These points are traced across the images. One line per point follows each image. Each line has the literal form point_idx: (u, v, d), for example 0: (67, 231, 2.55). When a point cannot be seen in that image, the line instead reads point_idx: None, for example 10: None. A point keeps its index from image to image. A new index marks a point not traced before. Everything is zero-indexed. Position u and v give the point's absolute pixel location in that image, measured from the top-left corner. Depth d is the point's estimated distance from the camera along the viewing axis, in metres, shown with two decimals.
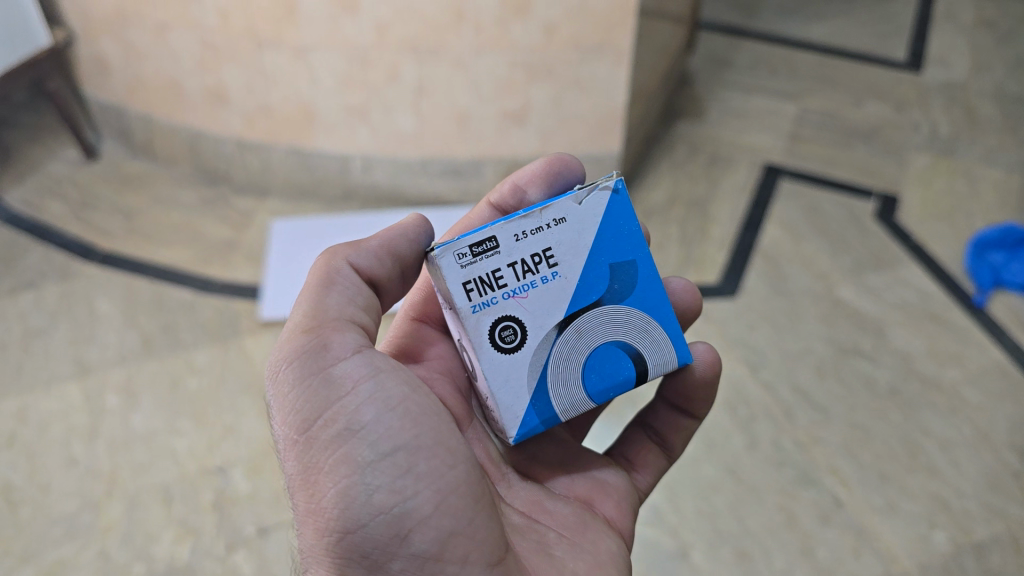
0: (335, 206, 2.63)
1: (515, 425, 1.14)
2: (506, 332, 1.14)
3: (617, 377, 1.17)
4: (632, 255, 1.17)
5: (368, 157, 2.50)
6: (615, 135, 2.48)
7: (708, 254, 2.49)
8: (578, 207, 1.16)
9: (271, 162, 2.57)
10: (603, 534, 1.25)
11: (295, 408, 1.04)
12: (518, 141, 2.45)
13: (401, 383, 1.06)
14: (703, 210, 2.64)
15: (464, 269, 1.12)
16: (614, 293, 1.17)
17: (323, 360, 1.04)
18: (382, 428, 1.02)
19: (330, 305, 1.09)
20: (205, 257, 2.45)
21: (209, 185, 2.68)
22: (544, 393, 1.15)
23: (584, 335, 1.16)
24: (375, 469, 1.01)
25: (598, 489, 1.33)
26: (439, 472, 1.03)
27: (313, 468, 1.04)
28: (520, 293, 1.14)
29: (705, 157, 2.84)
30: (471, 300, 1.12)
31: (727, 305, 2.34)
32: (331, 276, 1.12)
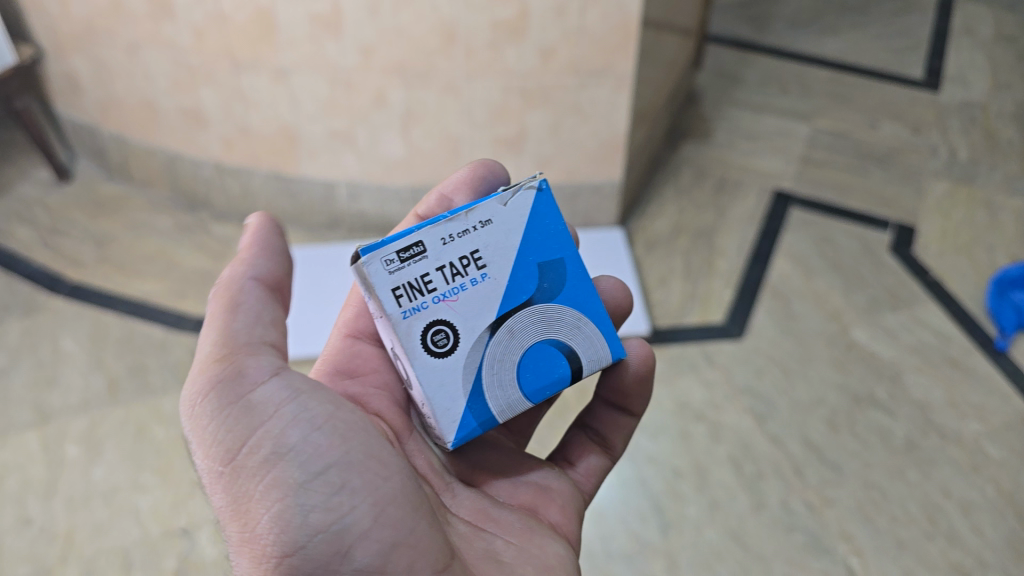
0: (319, 234, 2.48)
1: (452, 428, 1.14)
2: (439, 337, 1.14)
3: (552, 375, 1.18)
4: (559, 253, 1.19)
5: (353, 184, 2.35)
6: (616, 163, 2.33)
7: (713, 291, 2.34)
8: (503, 208, 1.18)
9: (251, 186, 2.43)
10: (548, 537, 1.23)
11: (218, 439, 1.04)
12: (512, 170, 2.31)
13: (324, 400, 1.07)
14: (708, 241, 2.49)
15: (393, 275, 1.13)
16: (544, 292, 1.18)
17: (241, 387, 1.05)
18: (309, 447, 1.03)
19: (241, 328, 1.10)
20: (179, 291, 2.32)
21: (187, 210, 2.54)
22: (480, 396, 1.15)
23: (516, 334, 1.17)
24: (307, 487, 1.01)
25: (542, 494, 1.32)
26: (374, 485, 1.03)
27: (245, 498, 1.03)
28: (451, 297, 1.15)
29: (711, 182, 2.70)
30: (401, 305, 1.12)
31: (733, 348, 2.19)
32: (241, 298, 1.12)
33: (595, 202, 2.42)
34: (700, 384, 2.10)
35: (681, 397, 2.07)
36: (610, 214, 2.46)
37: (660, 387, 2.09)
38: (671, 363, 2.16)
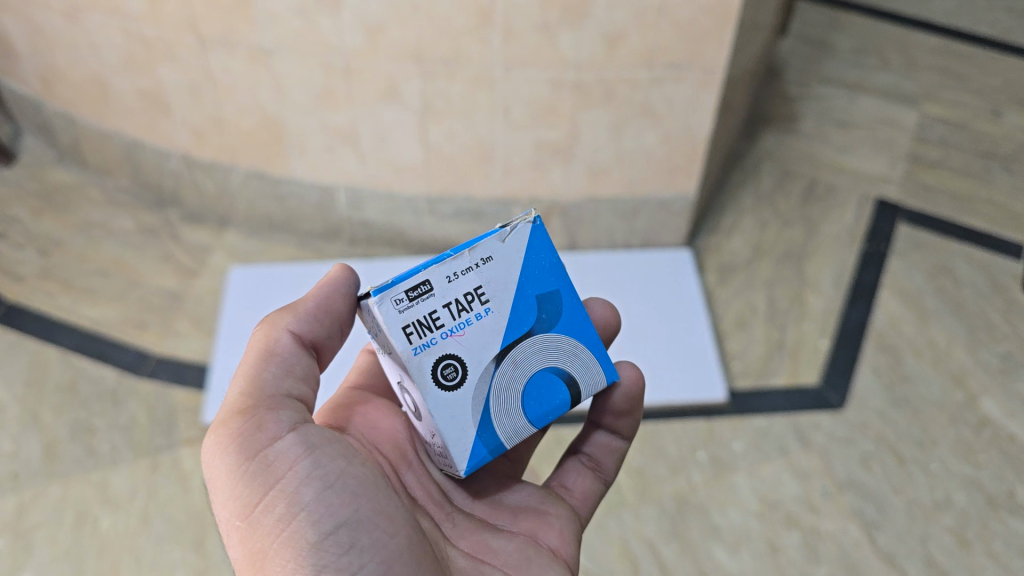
0: (314, 244, 2.01)
1: (465, 456, 0.95)
2: (447, 373, 0.95)
3: (554, 402, 0.99)
4: (555, 285, 0.99)
5: (355, 189, 1.87)
6: (691, 176, 1.82)
7: (804, 339, 1.87)
8: (501, 245, 0.97)
9: (230, 185, 1.94)
10: (546, 560, 1.01)
11: (232, 491, 0.85)
12: (557, 180, 1.82)
13: (335, 456, 0.89)
14: (796, 267, 2.00)
15: (400, 314, 0.93)
16: (543, 324, 0.99)
17: (261, 442, 0.86)
18: (321, 506, 0.85)
19: (269, 380, 0.91)
20: (138, 318, 1.86)
21: (154, 207, 2.06)
22: (488, 426, 0.97)
23: (519, 365, 0.98)
24: (320, 550, 0.82)
25: (540, 521, 1.07)
26: (380, 543, 0.86)
27: (254, 556, 0.83)
28: (458, 330, 0.95)
29: (798, 186, 2.19)
30: (412, 342, 0.93)
31: (832, 423, 1.73)
32: (274, 348, 0.94)
33: (659, 219, 1.93)
34: (791, 474, 1.65)
35: (767, 493, 1.63)
36: (676, 233, 1.98)
37: (739, 475, 1.65)
38: (754, 440, 1.71)
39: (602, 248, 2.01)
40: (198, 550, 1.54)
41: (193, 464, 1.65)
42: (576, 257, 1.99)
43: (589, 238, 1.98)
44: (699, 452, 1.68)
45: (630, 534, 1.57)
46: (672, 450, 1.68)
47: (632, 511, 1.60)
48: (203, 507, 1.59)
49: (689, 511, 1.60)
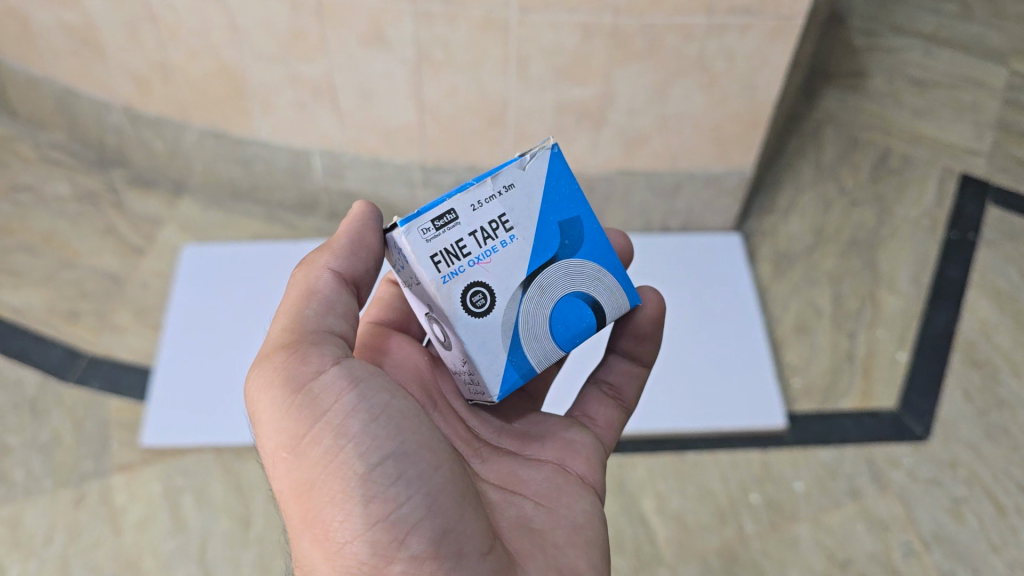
0: (287, 217, 1.66)
1: (497, 381, 0.75)
2: (474, 302, 0.74)
3: (581, 325, 0.78)
4: (575, 209, 0.77)
5: (334, 155, 1.52)
6: (749, 147, 1.47)
7: (878, 350, 1.54)
8: (522, 175, 0.76)
9: (182, 145, 1.59)
10: (576, 490, 0.78)
11: (275, 424, 0.67)
12: (584, 150, 1.47)
13: (382, 385, 0.69)
14: (867, 256, 1.65)
15: (419, 245, 0.73)
16: (567, 250, 0.77)
17: (299, 371, 0.67)
18: (365, 438, 0.65)
19: (310, 317, 0.71)
20: (69, 307, 1.53)
21: (95, 169, 1.71)
22: (518, 351, 0.76)
23: (546, 293, 0.77)
24: (367, 484, 0.64)
25: (568, 448, 0.83)
26: (424, 476, 0.66)
27: (298, 494, 0.65)
28: (484, 257, 0.74)
29: (868, 155, 1.82)
30: (439, 270, 0.72)
31: (914, 460, 1.41)
32: (314, 286, 0.73)
33: (705, 197, 1.58)
34: (865, 525, 1.34)
35: (835, 549, 1.32)
36: (724, 213, 1.64)
37: (801, 525, 1.34)
38: (818, 478, 1.39)
39: (633, 230, 1.66)
40: None
41: (127, 497, 1.33)
42: None
43: (618, 218, 1.63)
44: (750, 493, 1.37)
45: None
46: (718, 489, 1.37)
47: (668, 569, 1.29)
48: (137, 554, 1.28)
49: (739, 570, 1.29)
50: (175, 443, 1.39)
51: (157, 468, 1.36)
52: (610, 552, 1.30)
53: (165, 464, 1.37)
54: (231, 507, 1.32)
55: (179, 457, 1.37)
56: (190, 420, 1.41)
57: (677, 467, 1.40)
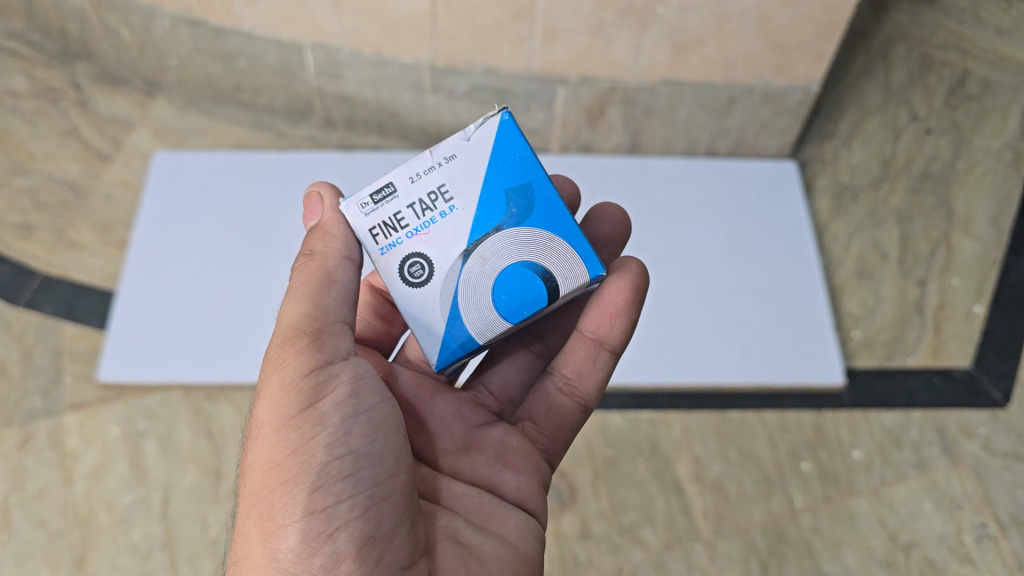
0: (277, 124, 1.45)
1: (435, 350, 0.74)
2: (412, 273, 0.74)
3: (527, 294, 0.73)
4: (527, 175, 0.74)
5: (329, 51, 1.29)
6: (817, 57, 1.24)
7: (952, 300, 1.32)
8: (468, 144, 0.74)
9: (153, 35, 1.37)
10: (506, 506, 0.72)
11: (272, 391, 0.65)
12: (623, 54, 1.24)
13: (379, 388, 0.67)
14: (941, 192, 1.42)
15: (353, 218, 0.73)
16: (514, 219, 0.73)
17: (312, 352, 0.65)
18: (340, 432, 0.63)
19: (331, 307, 0.68)
20: (22, 220, 1.32)
21: (56, 61, 1.49)
22: (457, 322, 0.74)
23: (489, 262, 0.73)
24: (320, 474, 0.62)
25: (501, 457, 0.76)
26: (380, 481, 0.63)
27: (261, 468, 0.63)
28: (423, 229, 0.73)
29: (942, 79, 1.53)
30: (377, 241, 0.73)
31: (991, 429, 1.21)
32: (331, 272, 0.70)
33: (760, 117, 1.37)
34: (934, 503, 1.16)
35: (898, 530, 1.14)
36: (779, 137, 1.42)
37: (860, 500, 1.15)
38: (882, 444, 1.20)
39: (675, 152, 1.46)
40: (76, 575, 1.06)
41: (80, 441, 1.14)
42: (639, 163, 1.44)
43: (656, 138, 1.42)
44: (801, 460, 1.19)
45: None
46: (764, 455, 1.19)
47: (705, 546, 1.11)
48: (89, 507, 1.10)
49: (786, 550, 1.12)
50: (136, 375, 1.19)
51: (116, 408, 1.17)
52: (638, 524, 1.13)
53: (127, 403, 1.18)
54: (201, 457, 1.14)
55: (144, 395, 1.18)
56: (146, 348, 1.21)
57: (719, 428, 1.21)
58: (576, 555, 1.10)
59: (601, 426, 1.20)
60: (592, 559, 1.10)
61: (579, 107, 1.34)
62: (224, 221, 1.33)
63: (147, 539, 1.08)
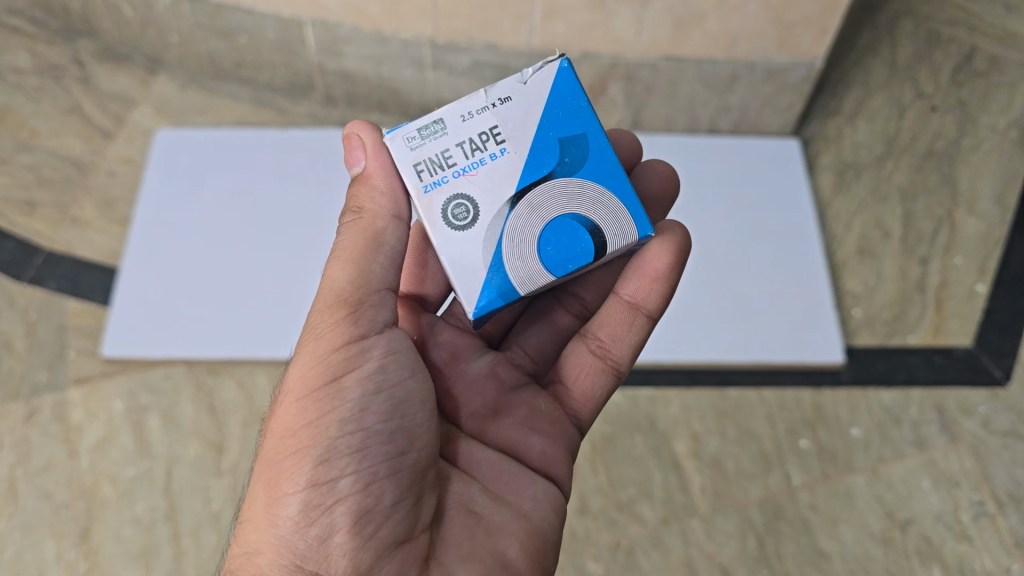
0: (279, 101, 1.46)
1: (475, 296, 0.71)
2: (457, 216, 0.71)
3: (573, 248, 0.71)
4: (582, 125, 0.72)
5: (329, 27, 1.29)
6: (821, 32, 1.23)
7: (954, 279, 1.32)
8: (524, 87, 0.73)
9: (154, 11, 1.37)
10: (527, 473, 0.71)
11: (303, 359, 0.65)
12: (624, 30, 1.23)
13: (410, 364, 0.67)
14: (945, 169, 1.41)
15: (402, 151, 0.71)
16: (566, 168, 0.71)
17: (348, 324, 0.65)
18: (357, 408, 0.63)
19: (376, 274, 0.67)
20: (25, 197, 1.33)
21: (58, 38, 1.49)
22: (500, 271, 0.71)
23: (537, 212, 0.71)
24: (329, 447, 0.62)
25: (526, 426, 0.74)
26: (387, 458, 0.63)
27: (279, 433, 0.64)
28: (471, 169, 0.71)
29: (949, 56, 1.52)
30: (422, 177, 0.70)
31: (990, 408, 1.21)
32: (380, 234, 0.68)
33: (763, 94, 1.36)
34: (932, 481, 1.16)
35: (895, 507, 1.14)
36: (783, 113, 1.41)
37: (857, 477, 1.16)
38: (880, 422, 1.20)
39: (676, 130, 1.45)
40: (81, 546, 1.07)
41: (84, 415, 1.15)
42: (642, 139, 1.44)
43: (659, 115, 1.42)
44: (799, 437, 1.19)
45: (697, 555, 1.10)
46: (763, 433, 1.19)
47: (702, 522, 1.12)
48: (92, 479, 1.11)
49: (782, 526, 1.12)
50: (143, 350, 1.20)
51: (120, 382, 1.18)
52: (636, 499, 1.14)
53: (130, 378, 1.19)
54: (203, 431, 1.15)
55: (147, 369, 1.20)
56: (154, 324, 1.22)
57: (717, 405, 1.21)
58: (573, 530, 1.11)
59: None
60: (590, 534, 1.11)
61: (581, 84, 1.34)
62: (250, 198, 1.33)
63: (150, 512, 1.10)
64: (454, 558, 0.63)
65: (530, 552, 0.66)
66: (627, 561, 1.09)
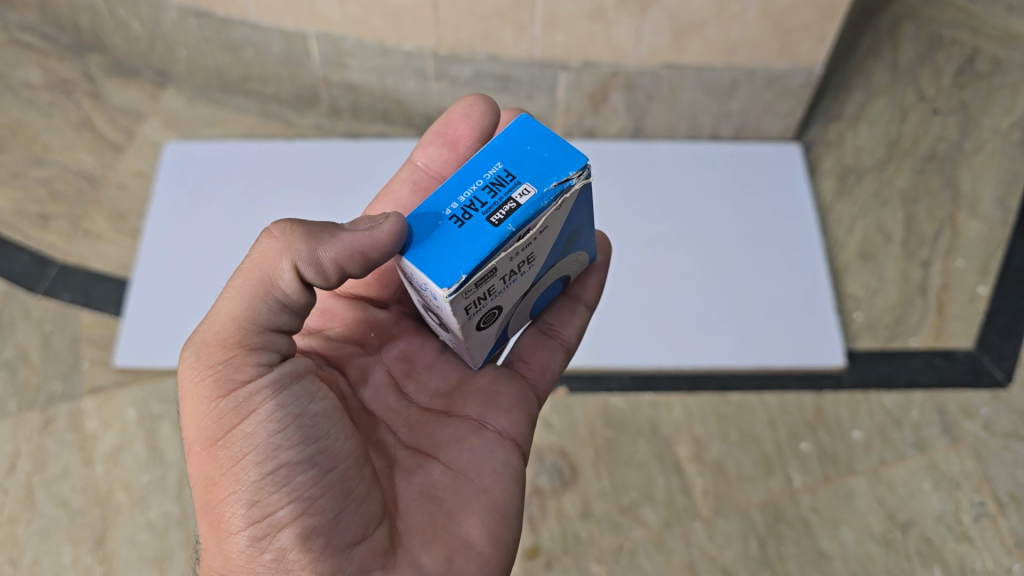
0: (285, 114, 1.48)
1: (480, 362, 0.75)
2: (483, 323, 0.68)
3: (545, 295, 0.78)
4: (581, 219, 0.70)
5: (334, 40, 1.31)
6: (819, 40, 1.24)
7: (956, 282, 1.33)
8: (558, 209, 0.63)
9: (163, 27, 1.40)
10: (489, 446, 0.70)
11: (198, 412, 0.62)
12: (624, 39, 1.25)
13: (306, 391, 0.63)
14: (947, 172, 1.41)
15: (456, 305, 0.60)
16: (563, 254, 0.72)
17: (229, 372, 0.62)
18: (268, 448, 0.61)
19: (262, 313, 0.64)
20: (39, 210, 1.36)
21: (69, 54, 1.53)
22: (500, 338, 0.75)
23: (536, 289, 0.73)
24: (253, 488, 0.60)
25: (488, 401, 0.73)
26: (315, 483, 0.61)
27: (202, 485, 0.62)
28: (503, 289, 0.66)
29: (951, 58, 1.53)
30: (468, 314, 0.63)
31: (992, 409, 1.22)
32: (275, 278, 0.64)
33: (764, 100, 1.38)
34: (933, 482, 1.17)
35: (897, 509, 1.15)
36: (784, 119, 1.43)
37: (859, 480, 1.17)
38: (881, 423, 1.22)
39: (678, 136, 1.47)
40: (97, 551, 1.10)
41: (99, 424, 1.18)
42: (642, 147, 1.46)
43: (659, 122, 1.43)
44: (801, 440, 1.20)
45: (699, 557, 1.11)
46: (763, 436, 1.20)
47: (704, 524, 1.14)
48: (108, 487, 1.14)
49: (785, 529, 1.13)
50: (153, 360, 1.22)
51: (133, 392, 1.21)
52: (638, 503, 1.15)
53: (143, 387, 1.21)
54: None
55: (158, 378, 1.22)
56: (159, 336, 1.24)
57: (719, 409, 1.23)
58: (577, 533, 1.13)
59: (602, 407, 1.23)
60: (593, 537, 1.13)
61: (582, 92, 1.36)
62: (245, 207, 1.36)
63: (163, 518, 1.12)
64: (421, 555, 0.62)
65: (493, 528, 0.65)
66: (630, 563, 1.11)
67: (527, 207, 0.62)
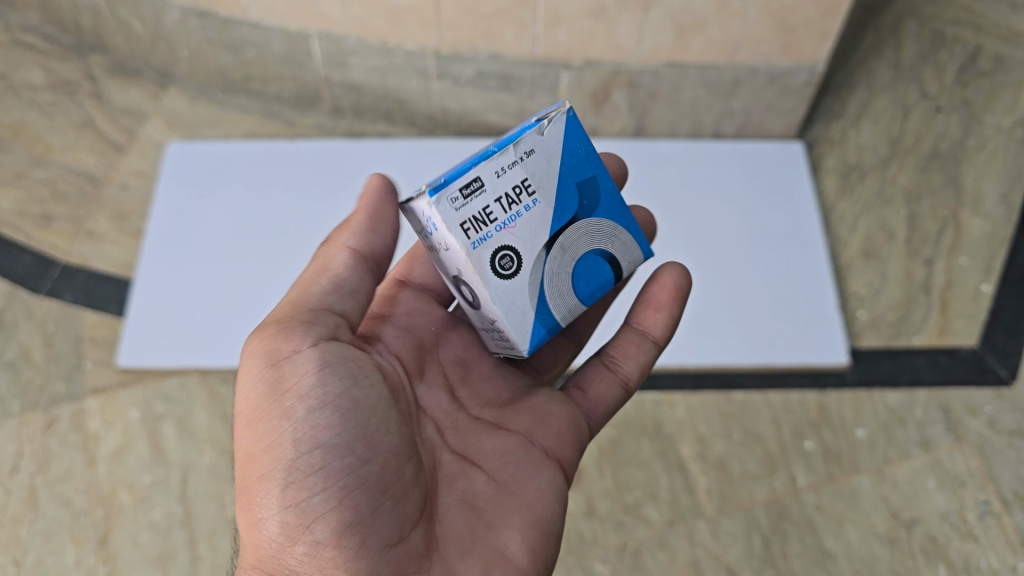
0: (287, 114, 1.48)
1: (526, 337, 0.71)
2: (503, 266, 0.69)
3: (599, 279, 0.74)
4: (592, 167, 0.72)
5: (336, 40, 1.31)
6: (821, 38, 1.24)
7: (959, 280, 1.32)
8: (543, 136, 0.69)
9: (164, 27, 1.40)
10: (535, 462, 0.69)
11: (249, 385, 0.64)
12: (626, 37, 1.25)
13: (352, 374, 0.64)
14: (950, 170, 1.41)
15: (448, 210, 0.66)
16: (586, 210, 0.72)
17: (280, 346, 0.64)
18: (307, 427, 0.61)
19: (318, 295, 0.69)
20: (41, 210, 1.36)
21: (71, 54, 1.53)
22: (544, 308, 0.72)
23: (569, 252, 0.72)
24: (289, 469, 0.60)
25: (538, 419, 0.74)
26: (351, 470, 0.61)
27: (242, 459, 0.63)
28: (510, 223, 0.69)
29: (954, 56, 1.53)
30: (468, 236, 0.67)
31: (996, 407, 1.22)
32: (329, 261, 0.71)
33: (766, 98, 1.37)
34: (937, 480, 1.16)
35: (901, 508, 1.14)
36: (787, 117, 1.43)
37: (863, 478, 1.17)
38: (885, 422, 1.21)
39: (681, 135, 1.46)
40: (100, 551, 1.10)
41: (102, 424, 1.18)
42: (646, 146, 1.45)
43: (662, 121, 1.43)
44: (805, 439, 1.20)
45: (703, 556, 1.11)
46: (767, 434, 1.20)
47: (708, 523, 1.13)
48: (110, 487, 1.14)
49: (788, 528, 1.13)
50: (155, 359, 1.23)
51: (136, 392, 1.21)
52: (642, 502, 1.15)
53: (146, 387, 1.21)
54: (217, 439, 1.17)
55: (162, 378, 1.22)
56: (164, 336, 1.25)
57: (722, 408, 1.23)
58: (581, 532, 1.13)
59: None
60: (597, 536, 1.13)
61: (583, 91, 1.35)
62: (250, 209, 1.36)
63: (166, 518, 1.12)
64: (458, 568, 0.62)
65: (533, 545, 0.65)
66: (634, 562, 1.11)
67: (509, 134, 0.69)
